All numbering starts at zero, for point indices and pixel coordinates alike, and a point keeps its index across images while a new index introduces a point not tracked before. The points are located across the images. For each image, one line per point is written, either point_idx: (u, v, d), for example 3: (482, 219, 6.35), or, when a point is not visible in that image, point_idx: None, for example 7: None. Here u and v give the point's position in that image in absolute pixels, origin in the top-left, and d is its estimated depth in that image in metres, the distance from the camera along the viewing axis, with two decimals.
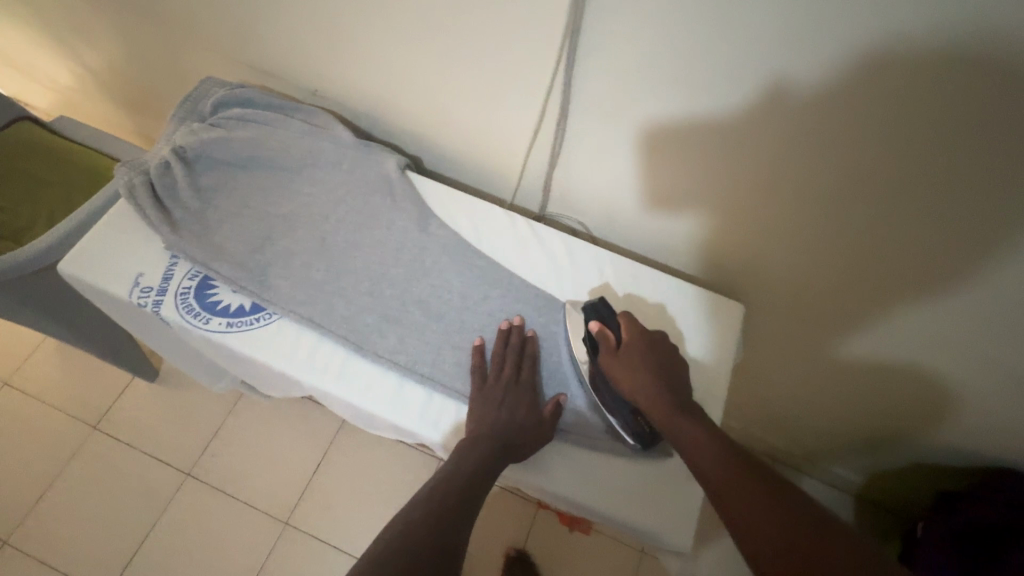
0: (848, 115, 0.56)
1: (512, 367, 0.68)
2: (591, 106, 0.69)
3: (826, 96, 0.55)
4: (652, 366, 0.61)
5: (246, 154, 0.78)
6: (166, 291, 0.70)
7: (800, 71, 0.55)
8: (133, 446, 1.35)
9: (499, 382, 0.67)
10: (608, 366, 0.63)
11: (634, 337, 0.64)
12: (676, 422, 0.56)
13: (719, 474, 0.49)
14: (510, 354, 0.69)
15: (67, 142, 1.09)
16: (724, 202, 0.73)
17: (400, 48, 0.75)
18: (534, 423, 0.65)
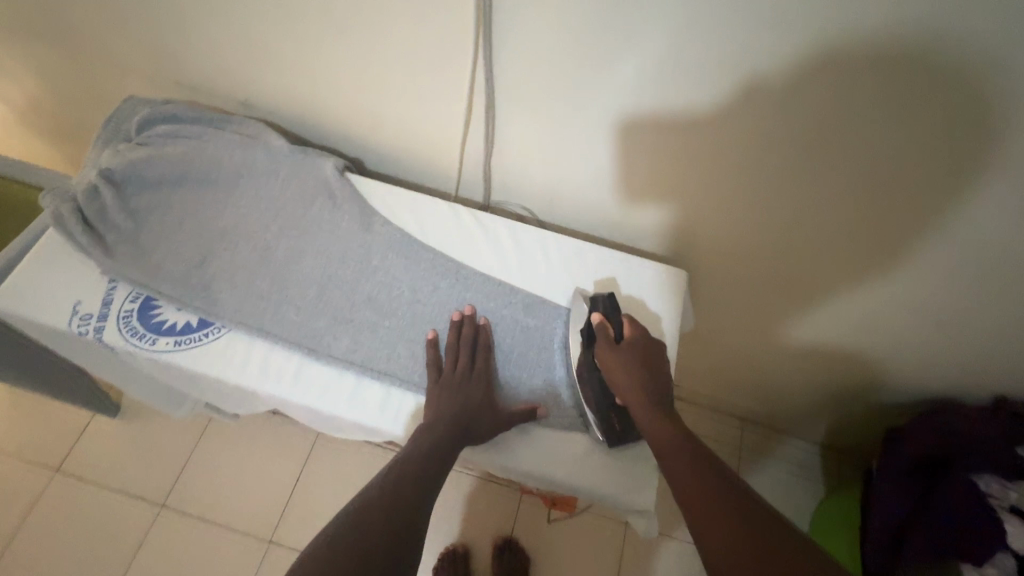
0: (754, 83, 0.59)
1: (469, 357, 0.70)
2: (515, 93, 0.71)
3: (733, 67, 0.58)
4: (645, 369, 0.64)
5: (177, 171, 0.77)
6: (107, 317, 0.69)
7: (705, 45, 0.57)
8: (102, 483, 1.32)
9: (456, 373, 0.68)
10: (606, 359, 0.65)
11: (635, 338, 0.67)
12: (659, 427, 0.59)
13: (690, 481, 0.53)
14: (467, 345, 0.71)
15: None
16: (656, 176, 0.77)
17: (324, 50, 0.74)
18: (490, 406, 0.67)
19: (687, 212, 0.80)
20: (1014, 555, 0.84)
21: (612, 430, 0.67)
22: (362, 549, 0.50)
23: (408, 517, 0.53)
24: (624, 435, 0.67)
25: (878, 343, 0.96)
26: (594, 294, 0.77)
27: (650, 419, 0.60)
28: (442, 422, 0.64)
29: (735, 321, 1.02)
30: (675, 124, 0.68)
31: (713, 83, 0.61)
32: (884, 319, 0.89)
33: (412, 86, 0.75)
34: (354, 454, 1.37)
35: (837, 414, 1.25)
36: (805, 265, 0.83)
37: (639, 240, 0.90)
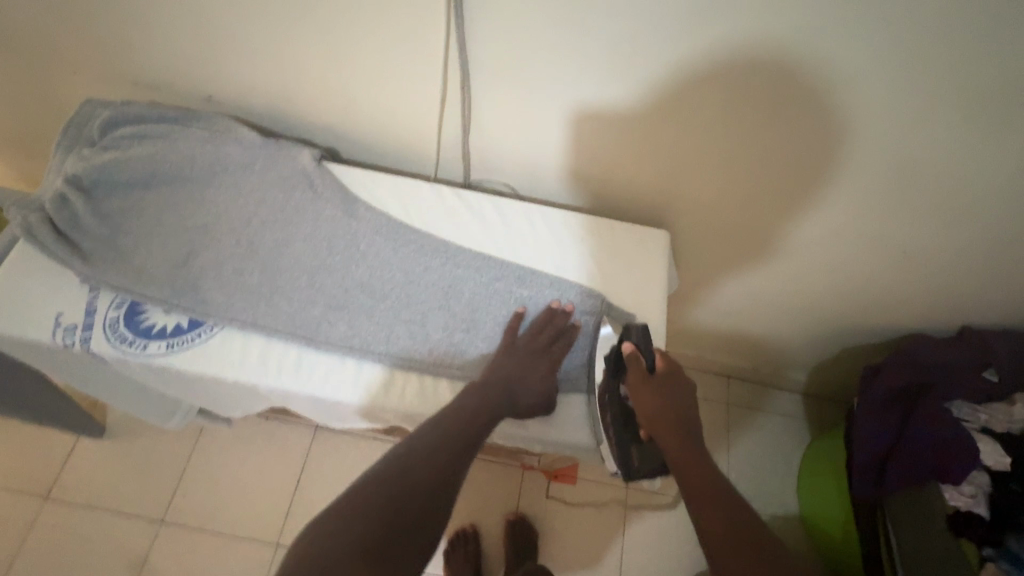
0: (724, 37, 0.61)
1: (543, 338, 0.72)
2: (488, 66, 0.71)
3: (704, 21, 0.60)
4: (675, 404, 0.65)
5: (148, 172, 0.75)
6: (92, 325, 0.68)
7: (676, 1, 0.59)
8: (95, 507, 1.29)
9: (523, 348, 0.71)
10: (635, 388, 0.66)
11: (669, 371, 0.68)
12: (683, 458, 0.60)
13: (709, 517, 0.54)
14: (542, 327, 0.73)
15: None
16: (633, 140, 0.78)
17: (290, 36, 0.73)
18: (544, 389, 0.69)
19: (665, 171, 0.83)
20: (986, 471, 0.96)
21: (628, 461, 0.66)
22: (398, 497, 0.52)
23: (447, 474, 0.56)
24: (639, 472, 0.66)
25: (851, 287, 1.01)
26: (583, 260, 0.79)
27: (676, 450, 0.61)
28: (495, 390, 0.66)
29: (717, 277, 1.07)
30: (649, 84, 0.69)
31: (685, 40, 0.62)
32: (855, 262, 0.94)
33: (383, 66, 0.75)
34: (353, 449, 1.37)
35: (816, 361, 1.31)
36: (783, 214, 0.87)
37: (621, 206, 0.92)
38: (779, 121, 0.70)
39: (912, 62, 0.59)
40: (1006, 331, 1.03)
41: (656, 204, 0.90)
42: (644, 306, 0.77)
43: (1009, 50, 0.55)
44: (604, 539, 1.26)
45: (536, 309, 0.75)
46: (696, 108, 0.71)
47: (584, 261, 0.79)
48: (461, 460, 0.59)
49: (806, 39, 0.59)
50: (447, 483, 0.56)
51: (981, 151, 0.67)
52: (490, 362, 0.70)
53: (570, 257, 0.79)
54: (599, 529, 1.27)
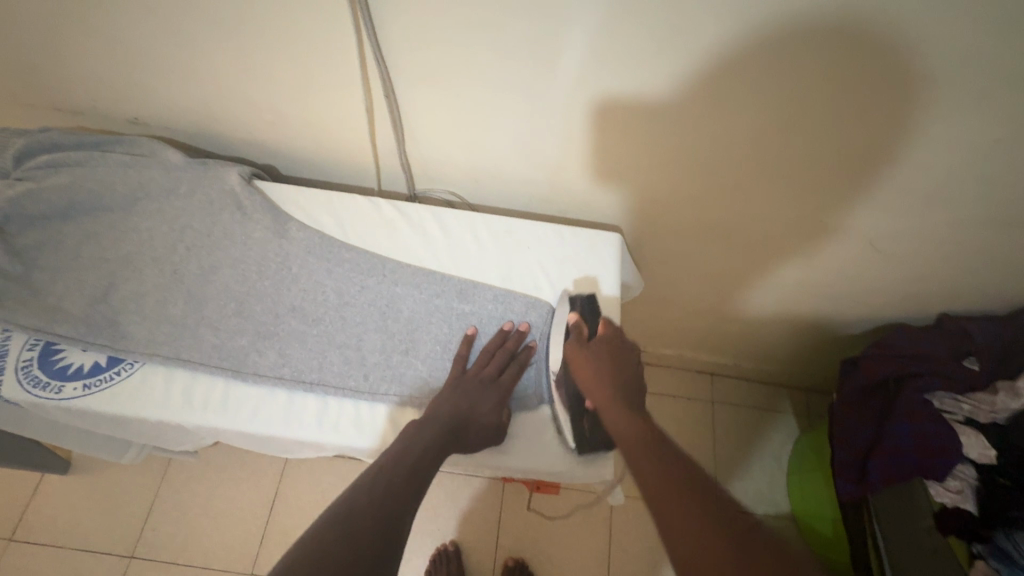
0: (648, 35, 0.57)
1: (494, 365, 0.67)
2: (409, 72, 0.67)
3: (624, 21, 0.56)
4: (611, 364, 0.65)
5: (64, 203, 0.71)
6: (4, 370, 0.64)
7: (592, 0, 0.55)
8: (60, 547, 1.24)
9: (474, 376, 0.67)
10: (573, 354, 0.67)
11: (608, 335, 0.68)
12: (619, 413, 0.59)
13: (652, 470, 0.50)
14: (495, 353, 0.69)
15: None
16: (573, 143, 0.75)
17: (204, 55, 0.69)
18: (494, 420, 0.64)
19: (611, 173, 0.79)
20: (971, 464, 0.91)
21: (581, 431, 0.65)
22: (346, 535, 0.47)
23: (393, 514, 0.50)
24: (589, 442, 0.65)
25: (820, 280, 0.97)
26: (530, 269, 0.75)
27: (612, 410, 0.60)
28: (443, 424, 0.62)
29: (685, 275, 1.04)
30: (577, 83, 0.65)
31: (608, 40, 0.59)
32: (821, 254, 0.90)
33: (305, 81, 0.71)
34: (327, 470, 1.33)
35: (798, 355, 1.27)
36: (741, 211, 0.83)
37: (574, 208, 0.88)
38: (721, 119, 0.66)
39: (847, 52, 0.55)
40: (984, 317, 0.99)
41: (610, 204, 0.86)
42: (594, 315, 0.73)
43: (946, 38, 0.51)
44: (587, 552, 1.22)
45: (492, 332, 0.72)
46: (632, 109, 0.67)
47: (532, 270, 0.75)
48: (406, 503, 0.52)
49: (734, 34, 0.55)
50: (392, 529, 0.49)
51: (932, 140, 0.63)
52: (441, 391, 0.66)
53: (517, 267, 0.75)
54: (583, 543, 1.23)
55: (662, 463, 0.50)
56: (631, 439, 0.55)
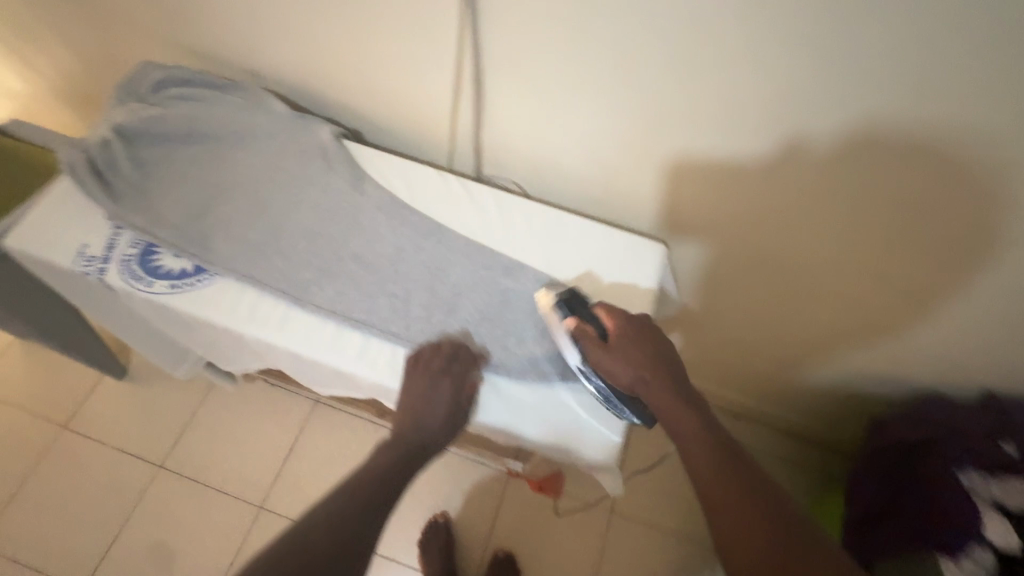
0: (723, 57, 0.62)
1: (440, 360, 0.69)
2: (501, 65, 0.74)
3: (702, 44, 0.61)
4: (642, 357, 0.62)
5: (183, 129, 0.82)
6: (110, 259, 0.74)
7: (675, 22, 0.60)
8: (104, 443, 1.37)
9: (424, 372, 0.69)
10: (600, 361, 0.64)
11: (618, 326, 0.65)
12: (682, 420, 0.58)
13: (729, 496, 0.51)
14: (440, 350, 0.71)
15: None
16: (635, 153, 0.79)
17: (324, 23, 0.79)
18: (452, 416, 0.67)
19: (667, 187, 0.83)
20: (992, 549, 0.83)
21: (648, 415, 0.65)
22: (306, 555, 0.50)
23: (351, 534, 0.54)
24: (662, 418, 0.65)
25: (861, 334, 0.95)
26: (574, 262, 0.80)
27: (668, 412, 0.59)
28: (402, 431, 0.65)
29: (727, 306, 1.04)
30: (649, 96, 0.70)
31: (684, 59, 0.64)
32: (864, 307, 0.89)
33: (403, 58, 0.79)
34: (347, 427, 1.41)
35: (827, 410, 1.24)
36: (789, 248, 0.84)
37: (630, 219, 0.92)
38: (780, 150, 0.69)
39: (906, 103, 0.58)
40: None
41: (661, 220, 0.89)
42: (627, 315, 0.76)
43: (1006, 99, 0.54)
44: (575, 561, 1.23)
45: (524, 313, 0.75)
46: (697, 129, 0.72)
47: (575, 262, 0.80)
48: (366, 521, 0.56)
49: (805, 70, 0.60)
50: (350, 547, 0.53)
51: (988, 198, 0.64)
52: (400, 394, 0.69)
53: (561, 258, 0.80)
54: (573, 550, 1.24)
55: (742, 506, 0.50)
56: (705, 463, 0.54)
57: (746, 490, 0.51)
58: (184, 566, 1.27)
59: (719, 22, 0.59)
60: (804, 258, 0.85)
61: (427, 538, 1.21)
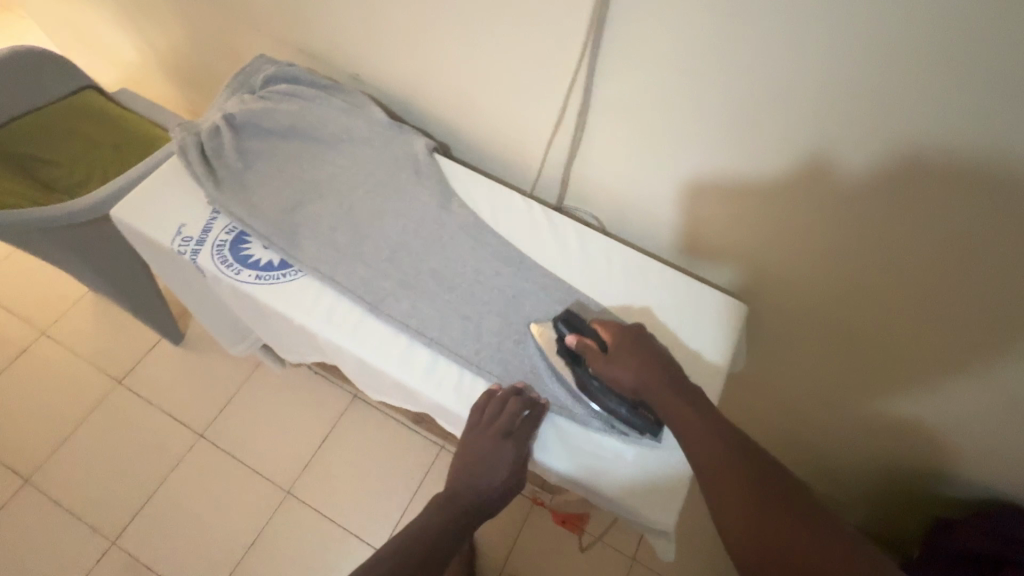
0: (852, 127, 0.59)
1: (506, 423, 0.66)
2: (609, 102, 0.73)
3: (833, 113, 0.59)
4: (644, 359, 0.63)
5: (287, 126, 0.85)
6: (204, 243, 0.77)
7: (809, 90, 0.59)
8: (152, 404, 1.43)
9: (488, 432, 0.67)
10: (600, 371, 0.65)
11: (615, 335, 0.66)
12: (687, 420, 0.58)
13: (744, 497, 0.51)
14: (506, 410, 0.67)
15: (138, 117, 1.23)
16: (731, 211, 0.76)
17: (439, 40, 0.80)
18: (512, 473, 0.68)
19: (758, 249, 0.79)
20: None
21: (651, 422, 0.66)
22: None
23: None
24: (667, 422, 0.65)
25: (950, 449, 0.84)
26: (650, 310, 0.78)
27: (675, 411, 0.59)
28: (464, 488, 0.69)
29: (793, 387, 0.94)
30: (759, 155, 0.68)
31: (808, 123, 0.61)
32: (962, 422, 0.79)
33: (511, 85, 0.80)
34: (381, 428, 1.42)
35: (884, 521, 1.07)
36: (884, 335, 0.76)
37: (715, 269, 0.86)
38: (895, 237, 0.65)
39: None
40: None
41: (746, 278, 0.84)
42: (700, 374, 0.73)
43: None
44: None
45: None
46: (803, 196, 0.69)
47: (651, 311, 0.78)
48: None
49: (946, 158, 0.56)
50: None
51: None
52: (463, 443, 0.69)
53: (638, 304, 0.78)
54: None
55: (752, 514, 0.50)
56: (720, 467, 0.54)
57: (757, 493, 0.51)
58: (208, 538, 1.30)
59: (856, 93, 0.56)
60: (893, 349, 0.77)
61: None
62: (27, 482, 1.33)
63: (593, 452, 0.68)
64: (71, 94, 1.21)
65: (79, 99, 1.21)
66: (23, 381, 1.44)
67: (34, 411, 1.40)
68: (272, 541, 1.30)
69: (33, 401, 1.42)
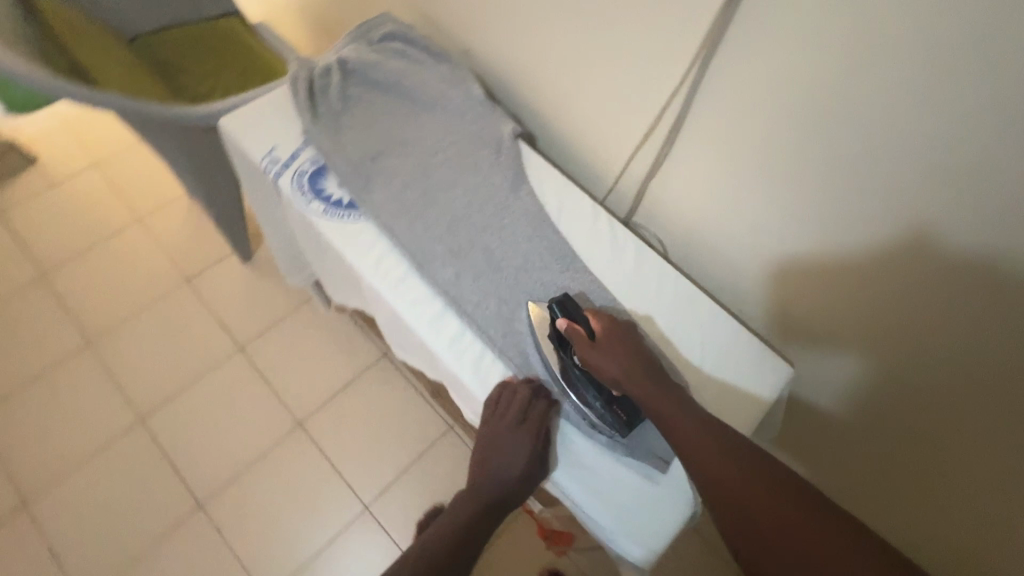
0: (951, 206, 0.55)
1: (518, 411, 0.68)
2: (703, 126, 0.72)
3: (934, 190, 0.56)
4: (628, 353, 0.64)
5: (391, 81, 0.89)
6: (288, 167, 0.83)
7: (923, 153, 0.55)
8: (209, 308, 1.54)
9: (503, 422, 0.67)
10: (586, 359, 0.65)
11: (606, 327, 0.67)
12: (673, 412, 0.60)
13: (732, 479, 0.54)
14: (517, 399, 0.68)
15: (265, 48, 1.32)
16: (841, 308, 0.73)
17: (552, 31, 0.81)
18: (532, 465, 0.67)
19: (827, 329, 0.76)
20: None
21: (619, 420, 0.66)
22: None
23: None
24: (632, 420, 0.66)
25: None
26: (688, 343, 0.76)
27: (657, 404, 0.61)
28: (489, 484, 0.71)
29: (859, 464, 0.87)
30: (846, 214, 0.65)
31: (906, 193, 0.58)
32: None
33: (610, 89, 0.80)
34: (398, 391, 1.46)
35: None
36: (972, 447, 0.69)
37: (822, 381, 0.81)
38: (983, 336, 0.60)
39: None
40: None
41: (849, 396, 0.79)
42: None
43: None
44: None
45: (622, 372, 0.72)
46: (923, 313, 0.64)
47: (690, 344, 0.76)
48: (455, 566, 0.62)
49: None
50: None
51: None
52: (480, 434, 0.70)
53: (678, 335, 0.77)
54: None
55: (771, 518, 0.50)
56: (706, 455, 0.56)
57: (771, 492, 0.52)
58: (221, 442, 1.38)
59: (963, 172, 0.53)
60: (1004, 493, 0.69)
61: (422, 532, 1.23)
62: (90, 344, 1.48)
63: (568, 456, 0.68)
64: (218, 15, 1.33)
65: (222, 21, 1.33)
66: (111, 255, 1.60)
67: (113, 285, 1.56)
68: (274, 464, 1.37)
69: (113, 276, 1.57)
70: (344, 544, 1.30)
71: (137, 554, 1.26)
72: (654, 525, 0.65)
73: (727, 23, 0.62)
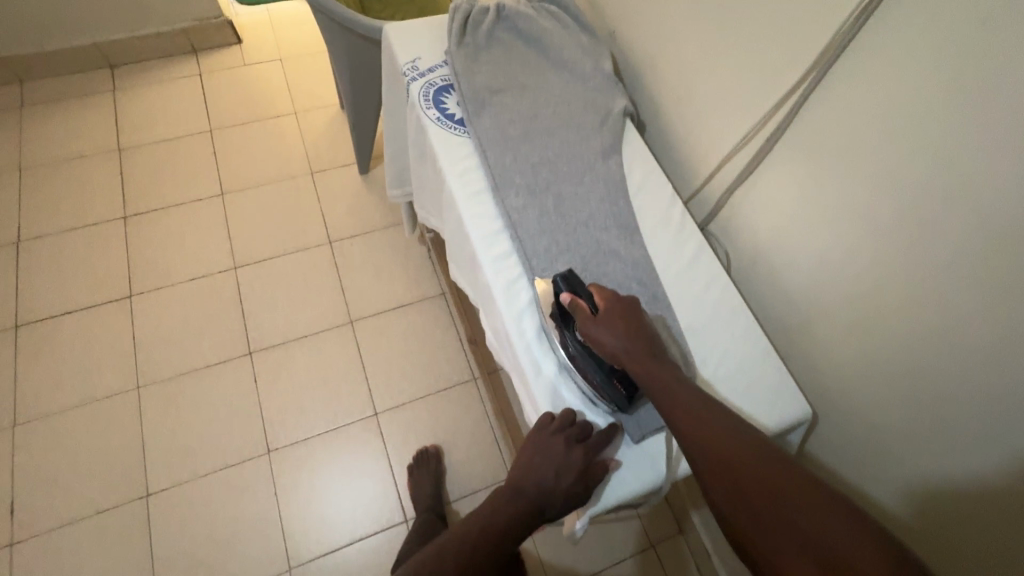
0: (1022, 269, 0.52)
1: (574, 433, 0.67)
2: (801, 142, 0.73)
3: (1005, 247, 0.53)
4: (631, 326, 0.66)
5: (536, 34, 0.97)
6: (422, 77, 0.96)
7: (1002, 204, 0.53)
8: (319, 201, 1.75)
9: (557, 439, 0.66)
10: (589, 333, 0.66)
11: (609, 302, 0.68)
12: (671, 392, 0.59)
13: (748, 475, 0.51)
14: (574, 423, 0.68)
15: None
16: (945, 424, 0.64)
17: (690, 25, 0.86)
18: (576, 490, 0.65)
19: (863, 383, 0.73)
20: None
21: (616, 395, 0.67)
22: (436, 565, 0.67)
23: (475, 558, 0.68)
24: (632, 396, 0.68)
25: None
26: (712, 346, 0.76)
27: (655, 378, 0.61)
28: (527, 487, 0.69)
29: None
30: (909, 261, 0.63)
31: (978, 247, 0.56)
32: None
33: (724, 90, 0.83)
34: (443, 329, 1.56)
35: None
36: None
37: None
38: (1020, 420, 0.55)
39: None
40: None
41: None
42: None
43: None
44: None
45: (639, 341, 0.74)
46: None
47: (714, 347, 0.76)
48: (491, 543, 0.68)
49: None
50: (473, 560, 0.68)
51: None
52: (529, 439, 0.69)
53: (706, 334, 0.77)
54: None
55: (800, 530, 0.46)
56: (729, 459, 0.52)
57: (814, 507, 0.47)
58: (285, 311, 1.56)
59: None
60: None
61: (419, 470, 1.34)
62: (222, 194, 1.74)
63: (556, 394, 0.72)
64: None
65: None
66: (264, 133, 1.86)
67: (256, 156, 1.82)
68: (318, 345, 1.52)
69: (259, 149, 1.83)
70: (344, 437, 1.41)
71: (189, 370, 1.47)
72: (612, 481, 0.68)
73: (853, 36, 0.63)
